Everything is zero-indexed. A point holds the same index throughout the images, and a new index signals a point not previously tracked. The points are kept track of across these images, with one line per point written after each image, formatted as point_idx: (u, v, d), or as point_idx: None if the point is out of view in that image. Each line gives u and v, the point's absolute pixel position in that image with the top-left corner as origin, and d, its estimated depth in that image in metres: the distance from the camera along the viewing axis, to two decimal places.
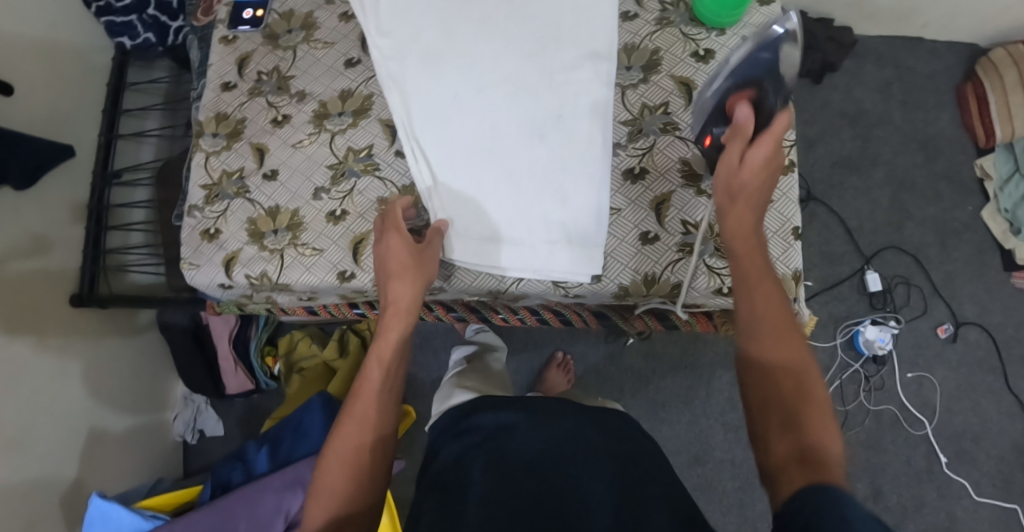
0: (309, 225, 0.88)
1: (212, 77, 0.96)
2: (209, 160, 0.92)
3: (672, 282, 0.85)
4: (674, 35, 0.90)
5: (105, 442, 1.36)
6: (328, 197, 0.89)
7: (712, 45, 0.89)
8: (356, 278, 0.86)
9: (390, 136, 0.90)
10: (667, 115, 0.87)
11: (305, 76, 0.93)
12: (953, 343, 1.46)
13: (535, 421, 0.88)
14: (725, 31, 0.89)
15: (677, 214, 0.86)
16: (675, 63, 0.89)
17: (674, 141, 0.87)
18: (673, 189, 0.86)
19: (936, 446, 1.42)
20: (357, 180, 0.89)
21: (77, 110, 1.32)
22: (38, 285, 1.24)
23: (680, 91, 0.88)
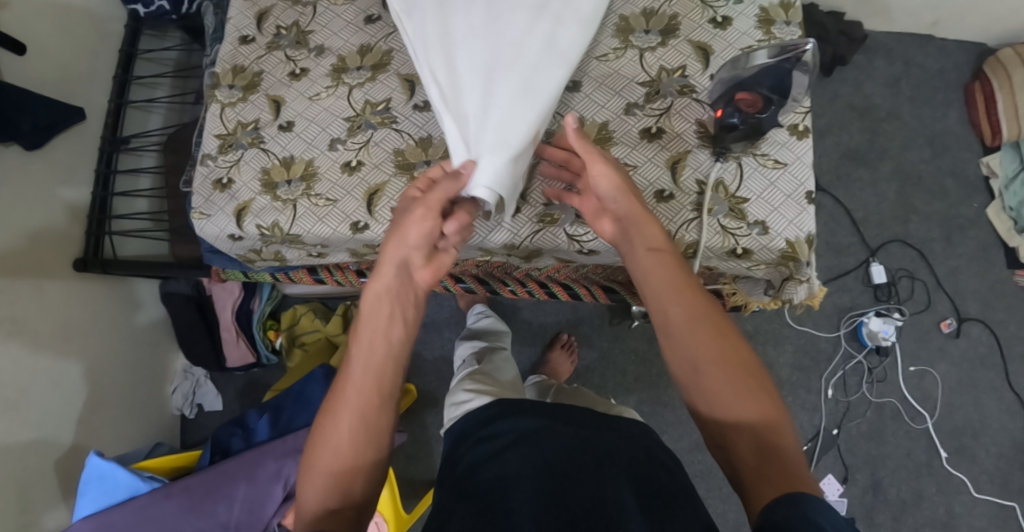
0: (322, 176, 0.88)
1: (229, 30, 0.95)
2: (224, 111, 0.92)
3: (688, 241, 0.83)
4: (693, 2, 0.90)
5: (102, 409, 1.35)
6: (344, 148, 0.89)
7: (730, 13, 0.89)
8: (369, 229, 0.86)
9: (408, 90, 0.90)
10: (684, 78, 0.87)
11: (323, 31, 0.93)
12: (956, 338, 1.46)
13: (554, 429, 0.85)
14: (742, 0, 0.89)
15: (693, 173, 0.85)
16: (693, 28, 0.89)
17: (691, 104, 0.87)
18: (688, 149, 0.85)
19: (936, 441, 1.42)
20: (373, 132, 0.89)
21: (89, 72, 1.33)
22: (43, 243, 1.23)
23: (697, 56, 0.88)
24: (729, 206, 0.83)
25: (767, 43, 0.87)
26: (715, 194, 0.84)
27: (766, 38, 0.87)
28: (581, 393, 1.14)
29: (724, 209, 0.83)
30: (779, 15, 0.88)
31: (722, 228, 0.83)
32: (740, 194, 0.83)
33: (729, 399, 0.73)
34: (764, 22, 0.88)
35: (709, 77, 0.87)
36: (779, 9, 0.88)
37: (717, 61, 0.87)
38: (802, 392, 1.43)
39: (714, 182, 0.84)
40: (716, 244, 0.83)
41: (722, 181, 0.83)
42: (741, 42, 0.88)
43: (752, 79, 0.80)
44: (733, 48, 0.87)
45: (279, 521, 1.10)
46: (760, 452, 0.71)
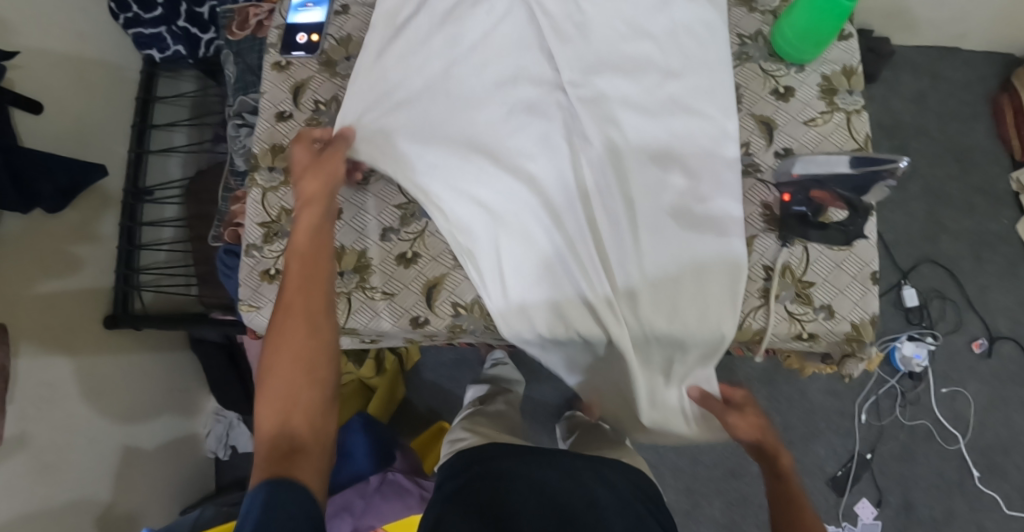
0: (376, 267, 0.92)
1: (266, 105, 0.95)
2: (267, 196, 0.92)
3: (755, 327, 0.83)
4: (754, 72, 0.89)
5: (138, 460, 1.34)
6: (397, 238, 0.92)
7: (792, 82, 0.87)
8: (430, 323, 0.90)
9: None
10: (749, 157, 0.86)
11: (365, 111, 0.93)
12: (987, 357, 1.46)
13: (542, 460, 0.97)
14: (804, 67, 0.87)
15: (759, 258, 0.84)
16: (755, 101, 0.88)
17: (756, 184, 0.86)
18: (755, 233, 0.85)
19: (968, 461, 1.42)
20: (426, 221, 0.92)
21: (106, 122, 1.30)
22: (71, 305, 1.22)
23: (761, 131, 0.87)
24: (795, 290, 0.83)
25: (831, 115, 0.86)
26: (782, 279, 0.83)
27: (830, 109, 0.86)
28: (596, 432, 1.21)
29: (790, 294, 0.83)
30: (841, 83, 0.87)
31: (789, 313, 0.83)
32: (806, 278, 0.83)
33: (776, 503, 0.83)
34: (826, 90, 0.87)
35: (774, 154, 0.86)
36: (842, 77, 0.87)
37: (782, 136, 0.87)
38: (835, 416, 1.44)
39: (781, 267, 0.83)
40: (782, 330, 0.82)
41: (788, 266, 0.83)
42: (804, 113, 0.87)
43: (832, 179, 0.79)
44: (797, 121, 0.86)
45: None
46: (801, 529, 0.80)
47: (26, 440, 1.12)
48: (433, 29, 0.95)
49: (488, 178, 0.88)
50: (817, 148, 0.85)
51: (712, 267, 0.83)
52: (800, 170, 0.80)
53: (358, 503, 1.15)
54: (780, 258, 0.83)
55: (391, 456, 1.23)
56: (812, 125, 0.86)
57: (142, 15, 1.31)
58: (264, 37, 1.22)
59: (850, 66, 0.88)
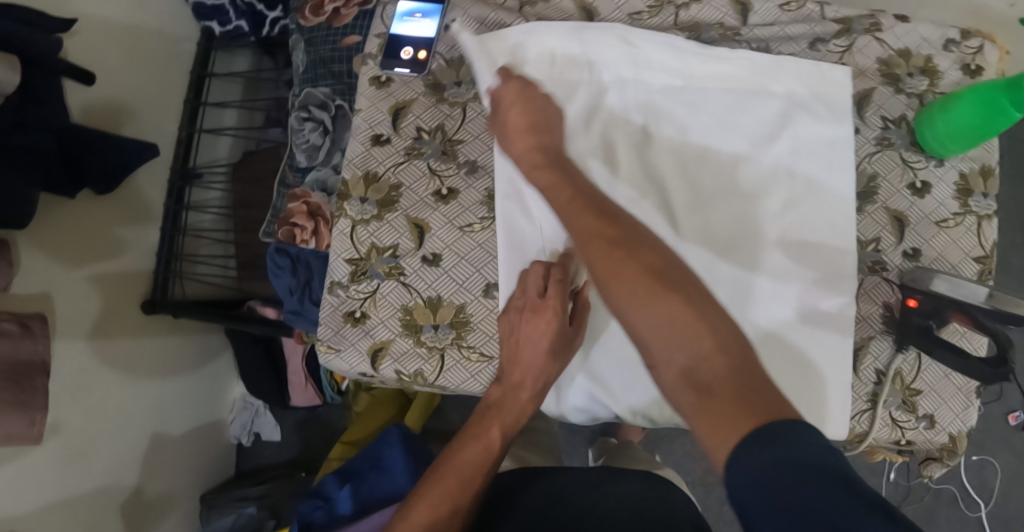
0: (477, 326, 0.78)
1: (360, 125, 0.83)
2: (356, 229, 0.80)
3: (857, 433, 0.75)
4: (893, 160, 0.78)
5: (164, 444, 1.32)
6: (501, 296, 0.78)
7: (930, 177, 0.77)
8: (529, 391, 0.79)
9: None
10: (878, 254, 0.76)
11: (473, 143, 0.82)
12: (1023, 431, 1.45)
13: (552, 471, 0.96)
14: (944, 162, 0.77)
15: (872, 362, 0.76)
16: (891, 193, 0.77)
17: (880, 283, 0.76)
18: (872, 335, 0.76)
19: (987, 529, 1.43)
20: None
21: (160, 97, 1.24)
22: (112, 287, 1.18)
23: (893, 227, 0.76)
24: (901, 396, 0.76)
25: (963, 218, 0.76)
26: (892, 384, 0.76)
27: (964, 211, 0.76)
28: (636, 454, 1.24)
29: (897, 400, 0.76)
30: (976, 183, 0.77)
31: (892, 420, 0.76)
32: (915, 385, 0.76)
33: (663, 332, 0.63)
34: (962, 190, 0.77)
35: (902, 254, 0.76)
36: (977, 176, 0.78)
37: (912, 235, 0.76)
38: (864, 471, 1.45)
39: (893, 373, 0.75)
40: (882, 436, 0.76)
41: (901, 374, 0.75)
42: (936, 212, 0.77)
43: (979, 310, 0.68)
44: (929, 220, 0.76)
45: None
46: (708, 377, 0.60)
47: (57, 427, 1.09)
48: (521, 46, 0.81)
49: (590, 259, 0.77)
50: (944, 252, 0.76)
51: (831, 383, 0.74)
52: (942, 287, 0.71)
53: None
54: (893, 364, 0.75)
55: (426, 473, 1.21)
56: (943, 226, 0.77)
57: None
58: (340, 27, 1.14)
59: (988, 165, 0.78)
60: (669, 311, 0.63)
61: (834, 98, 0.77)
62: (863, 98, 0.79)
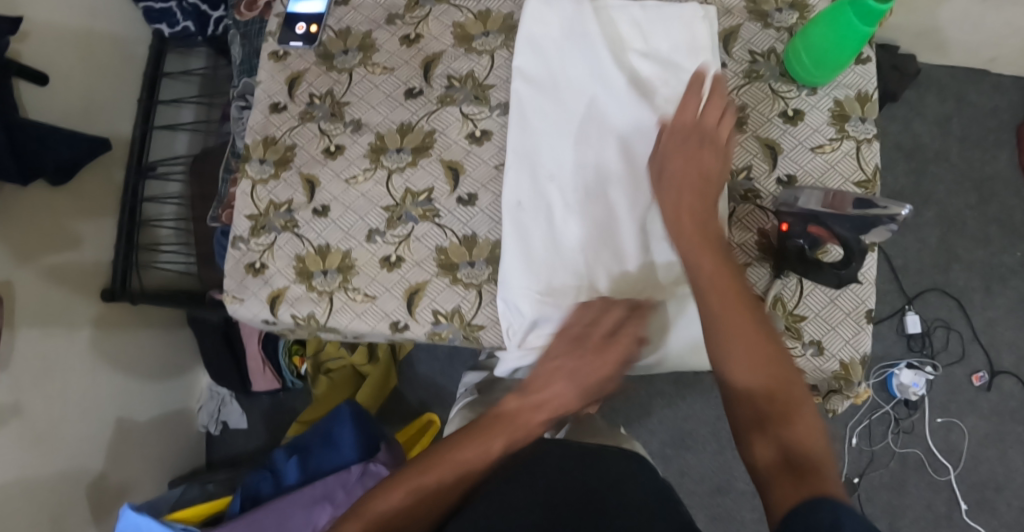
0: (361, 269, 0.81)
1: (259, 95, 0.89)
2: (255, 188, 0.85)
3: None
4: (763, 91, 0.81)
5: (131, 432, 1.36)
6: (383, 240, 0.81)
7: (801, 105, 0.79)
8: (411, 329, 0.80)
9: (452, 179, 0.82)
10: (749, 182, 0.79)
11: (360, 103, 0.86)
12: (987, 391, 1.43)
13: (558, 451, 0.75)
14: (816, 91, 0.79)
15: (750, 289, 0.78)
16: (761, 122, 0.80)
17: (754, 210, 0.79)
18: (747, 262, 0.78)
19: (957, 493, 1.41)
20: (415, 225, 0.81)
21: (114, 98, 1.31)
22: (69, 276, 1.23)
23: (764, 155, 0.79)
24: (785, 324, 0.77)
25: (840, 143, 0.78)
26: (771, 311, 0.77)
27: (840, 136, 0.78)
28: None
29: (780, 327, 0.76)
30: (854, 109, 0.79)
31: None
32: (798, 311, 0.76)
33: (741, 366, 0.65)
34: (837, 117, 0.79)
35: (776, 181, 0.79)
36: (854, 103, 0.79)
37: (786, 162, 0.79)
38: None
39: (772, 299, 0.77)
40: None
41: (780, 299, 0.76)
42: (812, 139, 0.79)
43: (830, 218, 0.71)
44: (803, 147, 0.79)
45: None
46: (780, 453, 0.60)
47: (20, 410, 1.13)
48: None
49: (562, 255, 0.78)
50: (824, 177, 0.78)
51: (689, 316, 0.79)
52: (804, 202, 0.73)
53: (341, 494, 1.12)
54: (770, 289, 0.77)
55: (376, 447, 1.21)
56: (819, 152, 0.79)
57: None
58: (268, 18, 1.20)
59: (865, 92, 0.80)
60: (739, 327, 0.66)
61: (700, 40, 0.80)
62: (730, 34, 0.83)
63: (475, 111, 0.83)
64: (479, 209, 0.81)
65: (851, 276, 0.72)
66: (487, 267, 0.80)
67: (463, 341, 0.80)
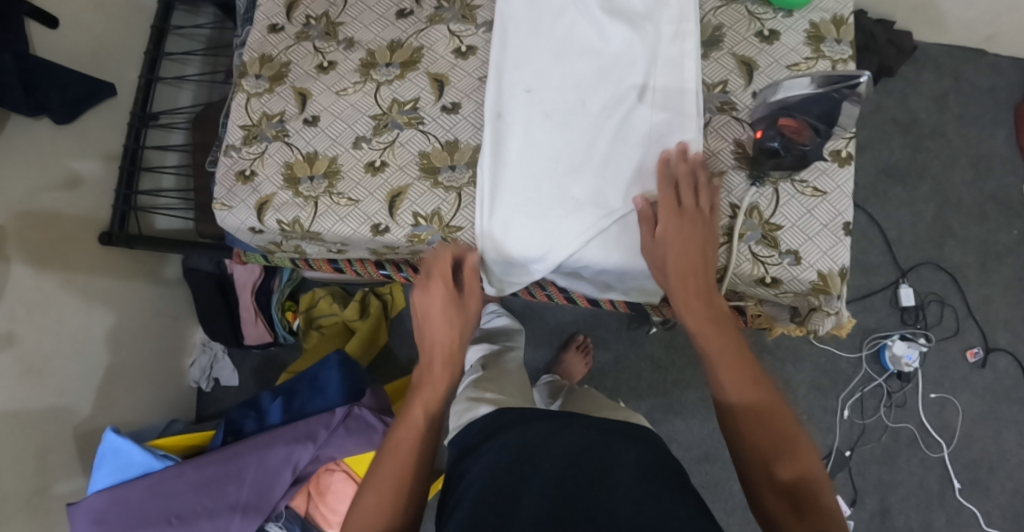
0: (346, 174, 0.84)
1: (258, 17, 0.92)
2: (250, 101, 0.89)
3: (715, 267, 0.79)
4: (739, 13, 0.83)
5: (122, 379, 1.36)
6: (369, 147, 0.85)
7: (777, 26, 0.82)
8: (391, 232, 0.83)
9: (437, 90, 0.85)
10: (725, 94, 0.81)
11: (354, 23, 0.89)
12: (981, 369, 1.42)
13: (561, 431, 0.81)
14: (792, 13, 0.82)
15: (727, 197, 0.80)
16: (737, 41, 0.82)
17: (730, 121, 0.81)
18: (724, 169, 0.80)
19: (950, 472, 1.39)
20: (399, 132, 0.85)
21: (119, 45, 1.34)
22: (70, 215, 1.25)
23: (740, 71, 0.81)
24: (762, 232, 0.78)
25: (815, 62, 0.80)
26: (748, 218, 0.78)
27: (816, 56, 0.80)
28: (592, 396, 1.11)
29: (756, 235, 0.78)
30: (830, 32, 0.81)
31: (753, 255, 0.78)
32: (775, 220, 0.78)
33: (731, 389, 0.71)
34: (813, 38, 0.81)
35: (752, 94, 0.81)
36: (830, 26, 0.81)
37: (761, 78, 0.81)
38: (817, 411, 1.41)
39: (748, 206, 0.78)
40: (744, 271, 0.78)
41: (756, 206, 0.78)
42: (788, 58, 0.81)
43: (800, 105, 0.74)
44: (779, 65, 0.80)
45: (286, 503, 1.11)
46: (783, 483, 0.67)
47: (12, 339, 1.15)
48: None
49: (539, 164, 0.80)
50: None
51: None
52: (780, 95, 0.75)
53: (322, 435, 1.11)
54: (747, 198, 0.79)
55: (363, 393, 1.21)
56: (794, 70, 0.80)
57: None
58: None
59: (841, 17, 0.82)
60: (708, 328, 0.74)
61: None
62: None
63: (462, 29, 0.87)
64: (462, 117, 0.85)
65: (818, 154, 0.75)
66: (467, 171, 0.83)
67: (442, 242, 0.83)
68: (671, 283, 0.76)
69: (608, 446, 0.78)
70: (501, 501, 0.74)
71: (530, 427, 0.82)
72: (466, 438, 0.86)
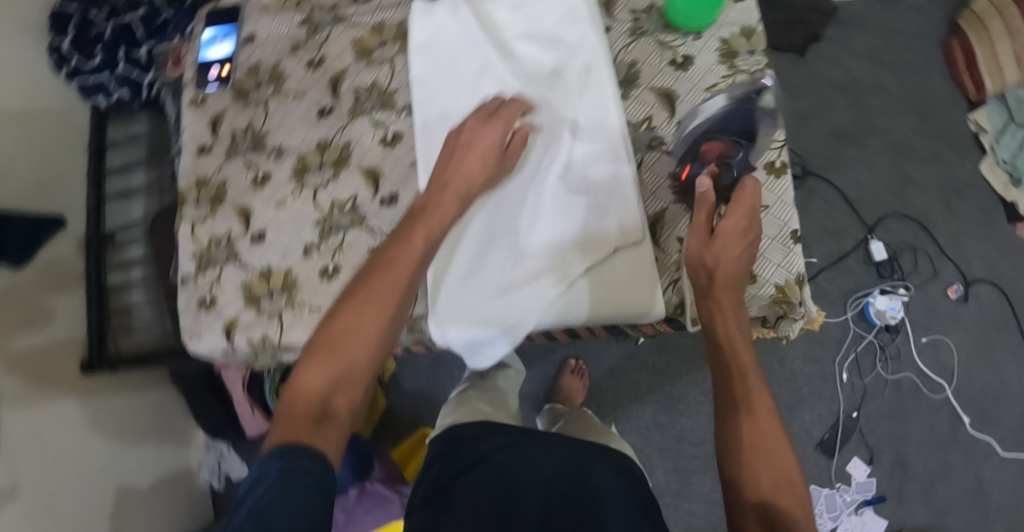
0: (302, 285, 0.85)
1: (187, 142, 0.92)
2: (195, 230, 0.90)
3: (675, 301, 0.83)
4: (650, 45, 0.87)
5: (132, 500, 1.36)
6: (318, 254, 0.86)
7: (690, 51, 0.86)
8: None
9: (372, 184, 0.86)
10: (652, 131, 0.85)
11: (280, 129, 0.90)
12: (966, 303, 1.44)
13: (551, 445, 0.88)
14: (702, 34, 0.86)
15: (673, 232, 0.84)
16: (654, 73, 0.86)
17: (662, 157, 0.85)
18: (665, 206, 0.84)
19: (958, 408, 1.43)
20: (345, 233, 0.85)
21: (59, 176, 1.34)
22: (47, 354, 1.25)
23: (662, 104, 0.86)
24: None
25: (734, 77, 0.84)
26: None
27: (732, 72, 0.84)
28: (588, 421, 1.13)
29: None
30: (742, 44, 0.86)
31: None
32: None
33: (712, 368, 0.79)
34: (727, 54, 0.85)
35: (678, 124, 0.85)
36: (741, 37, 0.86)
37: (685, 105, 0.85)
38: (818, 381, 1.43)
39: None
40: None
41: None
42: (706, 80, 0.85)
43: (719, 123, 0.79)
44: (699, 89, 0.85)
45: None
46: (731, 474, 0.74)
47: (18, 490, 1.13)
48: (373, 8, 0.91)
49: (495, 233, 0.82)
50: None
51: (623, 286, 0.81)
52: (699, 119, 0.79)
53: None
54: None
55: (370, 463, 1.26)
56: (715, 91, 0.85)
57: (82, 65, 1.34)
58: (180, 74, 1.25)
59: (750, 26, 0.86)
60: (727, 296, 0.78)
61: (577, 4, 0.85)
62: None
63: (385, 117, 0.88)
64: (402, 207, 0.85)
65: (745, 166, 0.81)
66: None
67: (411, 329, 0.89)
68: (710, 270, 0.77)
69: (585, 469, 0.84)
70: (500, 507, 0.80)
71: (523, 440, 0.89)
72: (450, 439, 0.92)
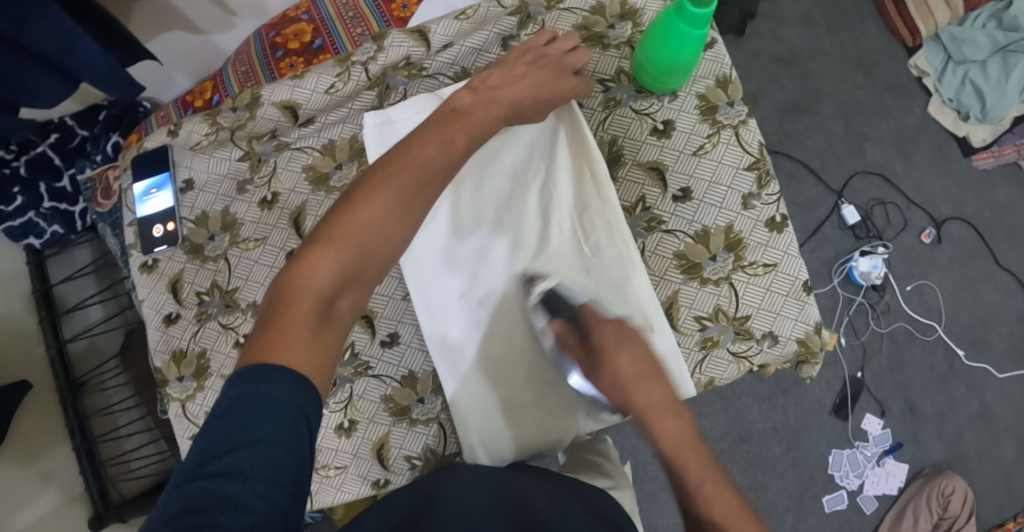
0: (322, 445, 0.89)
1: (148, 314, 0.92)
2: (186, 407, 0.89)
3: (705, 380, 0.88)
4: (627, 117, 0.92)
5: None
6: (330, 411, 0.89)
7: (668, 115, 0.92)
8: (391, 481, 0.90)
9: (369, 328, 0.91)
10: (648, 211, 0.90)
11: (248, 284, 0.91)
12: (940, 244, 1.48)
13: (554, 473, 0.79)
14: (677, 94, 0.92)
15: (688, 311, 0.89)
16: (637, 147, 0.92)
17: (662, 236, 0.90)
18: (677, 287, 0.89)
19: (951, 344, 1.47)
20: (352, 385, 0.90)
21: (17, 331, 1.25)
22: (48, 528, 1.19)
23: (652, 179, 0.91)
24: (733, 329, 0.88)
25: (717, 135, 0.91)
26: (717, 323, 0.88)
27: (715, 130, 0.91)
28: None
29: (729, 335, 0.88)
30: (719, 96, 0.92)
31: (734, 354, 0.88)
32: (740, 313, 0.88)
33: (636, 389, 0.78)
34: (707, 110, 0.92)
35: (672, 196, 0.90)
36: (717, 88, 0.92)
37: (676, 172, 0.91)
38: None
39: (714, 311, 0.88)
40: (731, 372, 0.88)
41: (721, 309, 0.88)
42: (690, 143, 0.91)
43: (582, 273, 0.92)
44: (686, 154, 0.91)
45: None
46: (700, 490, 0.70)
47: None
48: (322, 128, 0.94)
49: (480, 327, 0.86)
50: (715, 174, 0.90)
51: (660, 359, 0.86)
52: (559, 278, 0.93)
53: None
54: (710, 305, 0.88)
55: None
56: (701, 151, 0.91)
57: (4, 209, 1.23)
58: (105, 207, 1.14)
59: (723, 75, 0.93)
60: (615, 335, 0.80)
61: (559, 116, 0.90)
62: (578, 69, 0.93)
63: None
64: (404, 346, 0.91)
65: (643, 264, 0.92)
66: (436, 397, 0.90)
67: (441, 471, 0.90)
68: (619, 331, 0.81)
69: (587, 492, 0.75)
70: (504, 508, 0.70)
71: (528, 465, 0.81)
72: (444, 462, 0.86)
